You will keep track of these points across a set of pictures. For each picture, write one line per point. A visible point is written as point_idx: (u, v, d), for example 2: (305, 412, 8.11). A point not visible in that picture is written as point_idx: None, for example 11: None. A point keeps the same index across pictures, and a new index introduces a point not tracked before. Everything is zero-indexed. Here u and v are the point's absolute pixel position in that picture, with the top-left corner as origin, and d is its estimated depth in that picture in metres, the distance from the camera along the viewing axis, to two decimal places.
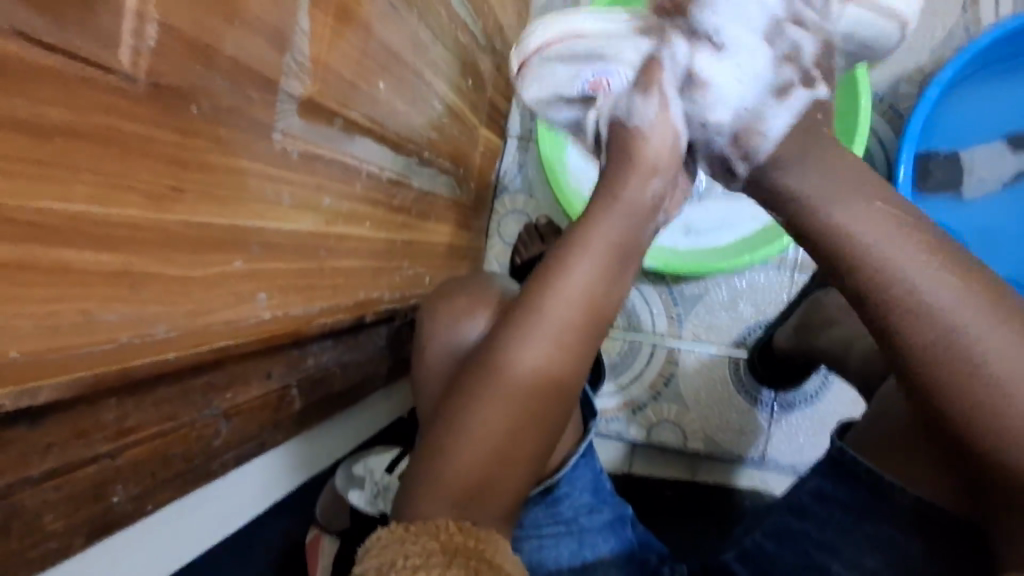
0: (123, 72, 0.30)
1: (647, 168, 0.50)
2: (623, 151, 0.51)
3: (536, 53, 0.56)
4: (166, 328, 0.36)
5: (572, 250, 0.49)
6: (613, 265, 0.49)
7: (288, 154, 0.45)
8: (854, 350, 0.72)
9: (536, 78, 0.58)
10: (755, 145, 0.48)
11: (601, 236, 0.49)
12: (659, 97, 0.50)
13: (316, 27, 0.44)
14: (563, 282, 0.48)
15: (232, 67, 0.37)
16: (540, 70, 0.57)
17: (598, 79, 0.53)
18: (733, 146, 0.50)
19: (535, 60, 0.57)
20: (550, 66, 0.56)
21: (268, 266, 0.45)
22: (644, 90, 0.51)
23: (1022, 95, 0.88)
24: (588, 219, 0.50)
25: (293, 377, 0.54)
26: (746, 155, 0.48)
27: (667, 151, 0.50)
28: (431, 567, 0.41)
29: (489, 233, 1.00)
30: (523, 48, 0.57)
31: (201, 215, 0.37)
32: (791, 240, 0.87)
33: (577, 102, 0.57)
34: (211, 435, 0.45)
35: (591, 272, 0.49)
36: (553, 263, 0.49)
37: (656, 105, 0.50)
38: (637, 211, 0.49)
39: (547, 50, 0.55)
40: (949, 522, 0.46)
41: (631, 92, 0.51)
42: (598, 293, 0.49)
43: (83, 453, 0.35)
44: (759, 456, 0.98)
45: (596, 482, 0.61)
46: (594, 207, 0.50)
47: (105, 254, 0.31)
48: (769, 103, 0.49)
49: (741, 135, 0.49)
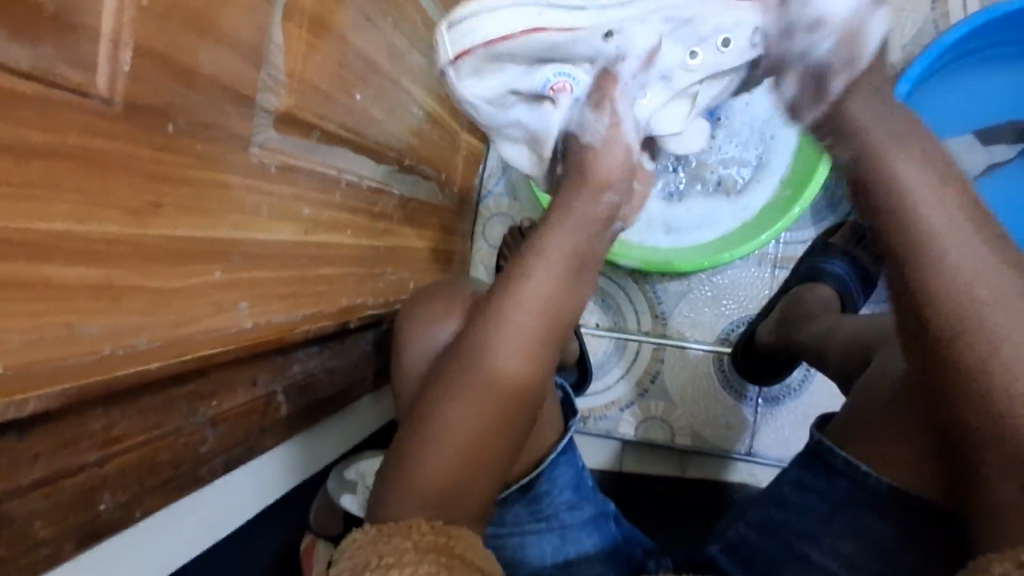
0: (100, 95, 0.31)
1: (601, 182, 0.53)
2: (580, 164, 0.54)
3: (487, 47, 0.52)
4: (148, 339, 0.37)
5: (533, 257, 0.51)
6: (570, 274, 0.52)
7: (267, 167, 0.46)
8: (833, 343, 0.74)
9: (481, 69, 0.55)
10: (857, 53, 0.42)
11: (558, 245, 0.52)
12: (610, 114, 0.54)
13: (289, 41, 0.45)
14: (525, 289, 0.51)
15: (208, 85, 0.39)
16: (485, 65, 0.54)
17: (560, 83, 0.55)
18: (818, 70, 0.44)
19: (479, 53, 0.53)
20: (498, 62, 0.54)
21: (248, 275, 0.46)
22: (597, 106, 0.55)
23: (980, 92, 0.91)
24: (545, 229, 0.53)
25: (279, 383, 0.55)
26: (848, 61, 0.43)
27: (620, 165, 0.54)
28: (404, 564, 0.41)
29: (473, 237, 1.01)
30: (474, 39, 0.52)
31: (181, 228, 0.39)
32: (769, 236, 0.89)
33: (529, 98, 0.57)
34: (198, 441, 0.46)
35: (550, 280, 0.51)
36: (515, 272, 0.51)
37: (607, 121, 0.55)
38: (590, 224, 0.53)
39: (501, 46, 0.52)
40: (917, 504, 0.49)
41: (584, 108, 0.55)
42: (558, 300, 0.51)
43: (71, 461, 0.36)
44: (745, 450, 0.99)
45: (578, 478, 0.63)
46: (551, 219, 0.53)
47: (87, 268, 0.32)
48: (871, 11, 0.43)
49: (842, 42, 0.43)
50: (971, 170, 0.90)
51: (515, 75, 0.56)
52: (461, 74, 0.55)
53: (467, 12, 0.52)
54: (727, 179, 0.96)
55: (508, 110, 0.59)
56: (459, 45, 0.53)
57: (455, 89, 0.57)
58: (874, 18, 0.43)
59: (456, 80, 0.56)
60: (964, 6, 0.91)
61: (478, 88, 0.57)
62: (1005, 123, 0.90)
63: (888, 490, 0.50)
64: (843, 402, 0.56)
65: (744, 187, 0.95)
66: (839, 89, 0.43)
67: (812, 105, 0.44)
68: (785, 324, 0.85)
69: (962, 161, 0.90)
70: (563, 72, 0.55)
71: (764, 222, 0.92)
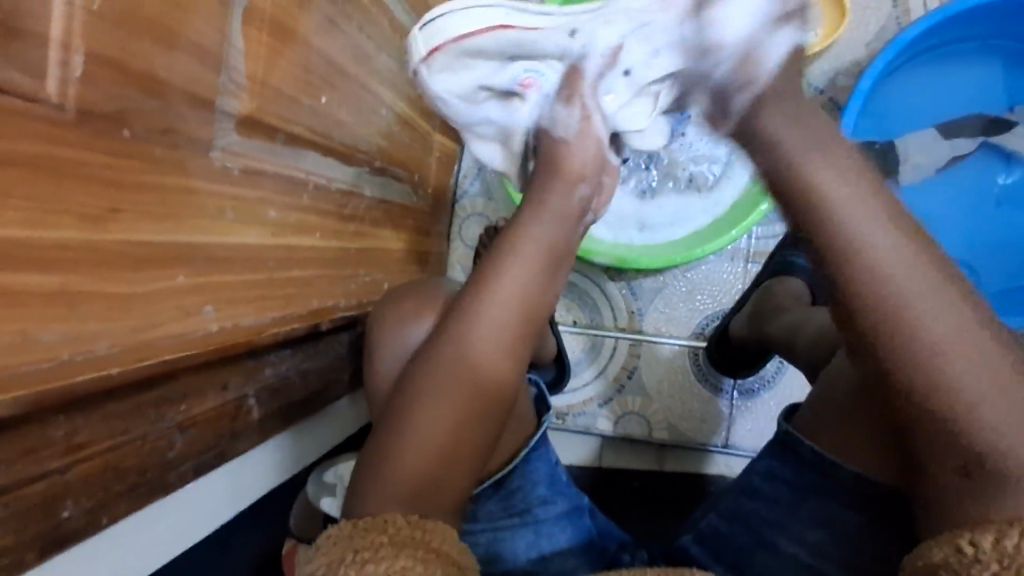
0: (50, 100, 0.31)
1: (575, 175, 0.57)
2: (552, 155, 0.58)
3: (457, 41, 0.55)
4: (107, 344, 0.37)
5: (506, 255, 0.53)
6: (543, 271, 0.54)
7: (229, 170, 0.46)
8: (802, 337, 0.75)
9: (452, 64, 0.57)
10: (754, 74, 0.45)
11: (532, 243, 0.54)
12: (580, 108, 0.57)
13: (250, 45, 0.45)
14: (501, 284, 0.52)
15: (164, 90, 0.39)
16: (457, 61, 0.57)
17: (529, 79, 0.58)
18: (721, 93, 0.47)
19: (450, 48, 0.56)
20: (466, 57, 0.57)
21: (212, 279, 0.46)
22: (566, 102, 0.57)
23: (942, 87, 0.93)
24: (520, 226, 0.55)
25: (250, 387, 0.55)
26: (745, 85, 0.45)
27: (591, 158, 0.58)
28: (379, 559, 0.41)
29: (450, 238, 1.02)
30: (438, 34, 0.55)
31: (140, 233, 0.39)
32: (740, 232, 0.90)
33: (500, 94, 0.60)
34: (165, 446, 0.46)
35: (524, 276, 0.53)
36: (491, 268, 0.53)
37: (578, 115, 0.58)
38: (562, 220, 0.56)
39: (465, 42, 0.55)
40: (881, 488, 0.49)
41: (554, 103, 0.58)
42: (532, 295, 0.53)
43: (32, 469, 0.36)
44: (723, 443, 1.00)
45: (552, 473, 0.64)
46: (527, 215, 0.55)
47: (41, 275, 0.32)
48: (770, 34, 0.45)
49: (740, 66, 0.46)
50: (934, 165, 0.93)
51: (487, 72, 0.58)
52: (432, 70, 0.58)
53: (437, 14, 0.56)
54: (699, 176, 0.97)
55: (479, 106, 0.62)
56: (430, 40, 0.56)
57: (427, 84, 0.60)
58: (778, 39, 0.45)
59: (428, 75, 0.59)
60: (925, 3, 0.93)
61: (450, 82, 0.59)
62: (966, 117, 0.92)
63: (852, 475, 0.51)
64: (810, 392, 0.56)
65: (715, 183, 0.96)
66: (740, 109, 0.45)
67: (720, 121, 0.47)
68: (757, 316, 0.86)
69: (925, 155, 0.92)
70: (531, 69, 0.58)
71: (736, 218, 0.93)
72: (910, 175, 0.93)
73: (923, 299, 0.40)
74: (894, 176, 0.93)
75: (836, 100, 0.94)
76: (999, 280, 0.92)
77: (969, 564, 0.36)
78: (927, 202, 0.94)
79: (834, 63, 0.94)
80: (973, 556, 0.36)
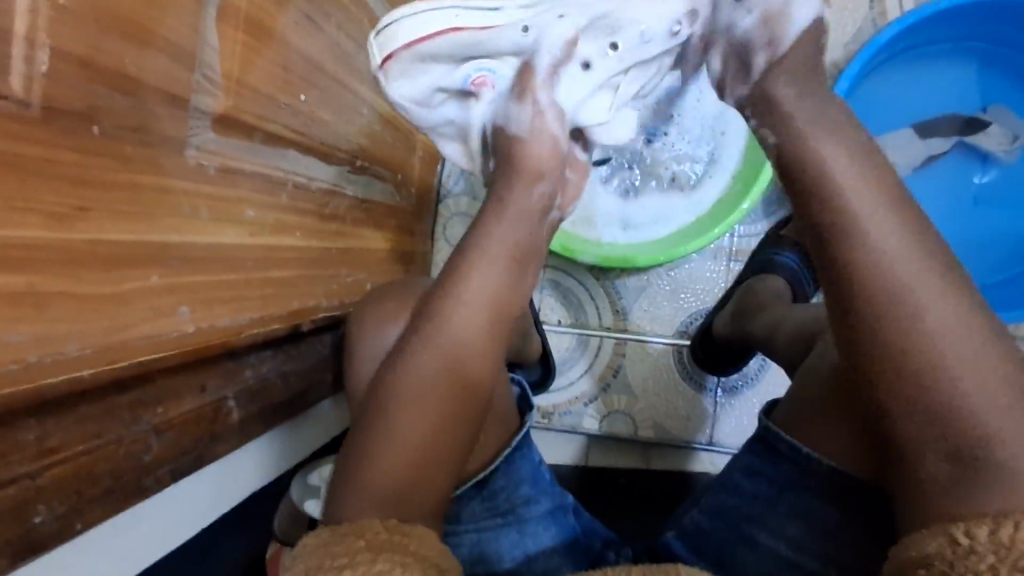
0: (15, 96, 0.30)
1: (535, 173, 0.56)
2: (510, 155, 0.56)
3: (408, 48, 0.52)
4: (78, 346, 0.36)
5: (474, 254, 0.53)
6: (513, 269, 0.54)
7: (205, 169, 0.46)
8: (780, 334, 0.76)
9: (407, 70, 0.55)
10: (782, 34, 0.48)
11: (499, 241, 0.54)
12: (532, 106, 0.55)
13: (226, 42, 0.45)
14: (472, 282, 0.52)
15: (135, 87, 0.38)
16: (410, 65, 0.55)
17: (480, 78, 0.56)
18: (742, 46, 0.50)
19: (403, 54, 0.54)
20: (421, 63, 0.55)
21: (188, 279, 0.45)
22: (519, 99, 0.55)
23: (917, 89, 0.95)
24: (485, 223, 0.54)
25: (229, 389, 0.54)
26: (772, 41, 0.48)
27: (549, 150, 0.56)
28: (357, 565, 0.41)
29: (434, 237, 1.01)
30: (387, 44, 0.53)
31: (111, 233, 0.38)
32: (721, 231, 0.91)
33: (456, 95, 0.58)
34: (141, 451, 0.45)
35: (493, 275, 0.53)
36: (458, 266, 0.53)
37: (530, 113, 0.55)
38: (528, 219, 0.55)
39: (421, 45, 0.52)
40: (854, 485, 0.51)
41: (507, 101, 0.56)
42: (503, 294, 0.53)
43: (1, 474, 0.35)
44: (707, 440, 1.01)
45: (536, 473, 0.64)
46: (490, 214, 0.55)
47: (8, 275, 0.32)
48: None
49: (771, 22, 0.48)
50: (909, 164, 0.94)
51: (438, 74, 0.56)
52: (388, 77, 0.56)
53: (390, 17, 0.52)
54: (682, 176, 0.97)
55: (435, 109, 0.60)
56: (384, 47, 0.53)
57: (383, 89, 0.57)
58: (805, 0, 0.47)
59: (386, 82, 0.56)
60: (901, 3, 0.94)
61: (406, 88, 0.57)
62: (942, 117, 0.94)
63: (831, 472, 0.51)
64: (789, 387, 0.57)
65: (698, 183, 0.97)
66: (761, 66, 0.49)
67: (741, 82, 0.51)
68: (741, 315, 0.86)
69: (902, 154, 0.93)
70: (483, 67, 0.55)
71: (718, 217, 0.94)
72: None
73: (906, 294, 0.41)
74: None
75: None
76: (976, 278, 0.94)
77: (963, 555, 0.37)
78: (904, 200, 0.96)
79: None
80: (968, 546, 0.37)
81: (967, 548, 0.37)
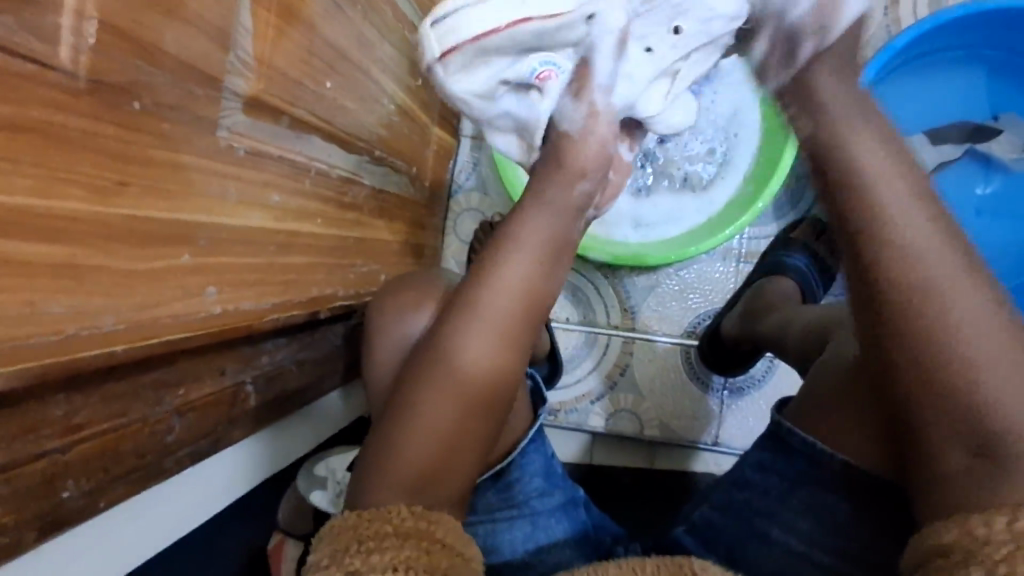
0: (63, 68, 0.30)
1: (577, 170, 0.52)
2: (557, 152, 0.53)
3: (473, 40, 0.50)
4: (112, 321, 0.36)
5: (505, 245, 0.51)
6: (544, 264, 0.52)
7: (234, 151, 0.46)
8: (791, 332, 0.76)
9: (467, 62, 0.53)
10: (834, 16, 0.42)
11: (532, 233, 0.51)
12: (588, 103, 0.52)
13: (258, 25, 0.45)
14: (499, 273, 0.51)
15: (173, 64, 0.38)
16: (471, 60, 0.52)
17: (548, 73, 0.52)
18: (789, 33, 0.44)
19: (467, 48, 0.51)
20: (482, 56, 0.52)
21: (216, 262, 0.45)
22: (576, 96, 0.53)
23: (931, 94, 0.95)
24: (520, 215, 0.52)
25: (247, 374, 0.54)
26: (821, 28, 0.42)
27: (597, 153, 0.53)
28: (385, 549, 0.42)
29: (444, 233, 1.01)
30: (450, 32, 0.51)
31: (146, 209, 0.38)
32: (732, 232, 0.92)
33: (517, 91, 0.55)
34: (163, 431, 0.45)
35: (525, 268, 0.51)
36: (489, 258, 0.51)
37: (585, 111, 0.53)
38: (564, 215, 0.52)
39: (485, 41, 0.50)
40: (871, 480, 0.50)
41: (563, 96, 0.53)
42: (533, 286, 0.51)
43: (32, 449, 0.35)
44: (711, 441, 1.01)
45: (548, 464, 0.64)
46: (528, 205, 0.52)
47: (51, 246, 0.32)
48: None
49: (824, 4, 0.42)
50: (921, 169, 0.95)
51: (503, 67, 0.53)
52: (449, 71, 0.53)
53: (450, 9, 0.51)
54: (693, 176, 0.98)
55: (496, 103, 0.56)
56: (446, 40, 0.51)
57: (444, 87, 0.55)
58: None
59: (445, 76, 0.54)
60: (916, 10, 0.94)
61: (466, 82, 0.54)
62: (954, 124, 0.95)
63: (849, 469, 0.51)
64: (801, 386, 0.57)
65: (709, 183, 0.97)
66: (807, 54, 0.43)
67: (781, 69, 0.44)
68: (750, 314, 0.86)
69: (913, 160, 0.94)
70: (550, 61, 0.52)
71: (728, 219, 0.94)
72: None
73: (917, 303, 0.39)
74: None
75: None
76: None
77: (982, 544, 0.36)
78: None
79: None
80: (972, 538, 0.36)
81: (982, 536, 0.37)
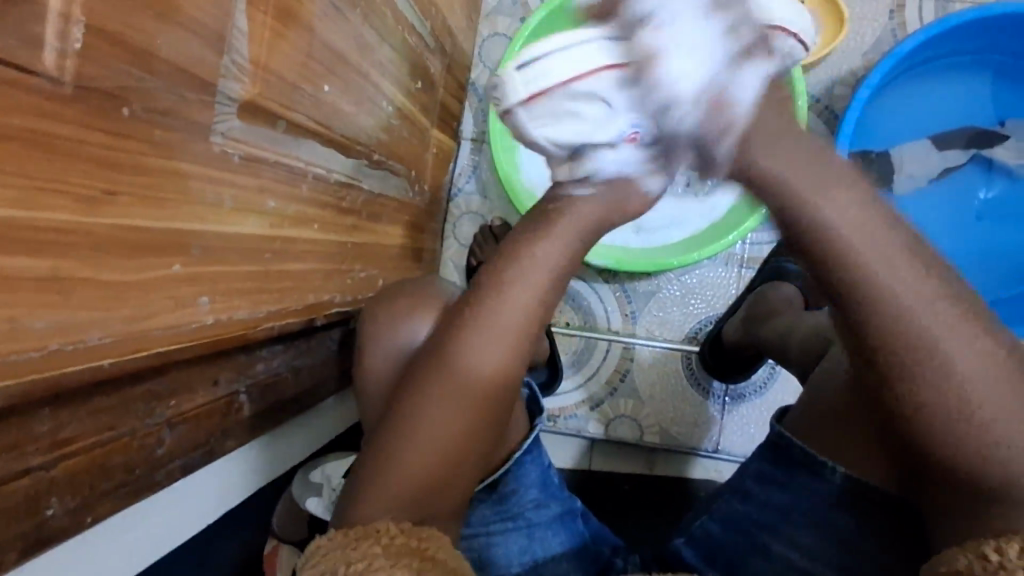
0: (47, 74, 0.29)
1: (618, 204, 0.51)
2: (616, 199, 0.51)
3: (565, 86, 0.47)
4: (100, 334, 0.35)
5: (517, 261, 0.49)
6: (555, 283, 0.50)
7: (229, 156, 0.44)
8: (795, 339, 0.74)
9: (553, 111, 0.48)
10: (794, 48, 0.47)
11: (547, 252, 0.49)
12: (665, 169, 0.52)
13: (254, 28, 0.44)
14: (510, 291, 0.49)
15: (165, 68, 0.37)
16: (562, 107, 0.48)
17: (635, 134, 0.49)
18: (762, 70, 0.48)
19: (555, 92, 0.47)
20: (571, 103, 0.48)
21: (209, 269, 0.44)
22: (660, 164, 0.51)
23: (936, 100, 0.94)
24: (530, 230, 0.50)
25: (241, 383, 0.53)
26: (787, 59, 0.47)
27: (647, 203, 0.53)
28: (376, 571, 0.40)
29: (444, 236, 1.00)
30: (545, 76, 0.47)
31: (136, 218, 0.37)
32: (736, 238, 0.90)
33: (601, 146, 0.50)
34: (153, 444, 0.44)
35: (534, 288, 0.49)
36: (497, 276, 0.49)
37: (661, 175, 0.52)
38: (579, 233, 0.50)
39: (585, 82, 0.47)
40: (888, 501, 0.49)
41: (649, 163, 0.51)
42: (540, 306, 0.50)
43: (15, 466, 0.34)
44: (712, 448, 1.00)
45: (544, 476, 0.63)
46: (541, 221, 0.51)
47: (35, 259, 0.31)
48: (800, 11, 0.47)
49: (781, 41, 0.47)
50: (927, 175, 0.94)
51: (593, 121, 0.48)
52: (531, 116, 0.49)
53: (539, 52, 0.47)
54: None
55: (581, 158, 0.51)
56: (535, 82, 0.47)
57: (523, 130, 0.50)
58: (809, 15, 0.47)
59: (525, 120, 0.49)
60: (922, 15, 0.93)
61: (551, 131, 0.49)
62: (956, 129, 0.94)
63: (856, 486, 0.50)
64: (800, 397, 0.56)
65: None
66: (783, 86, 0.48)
67: None
68: (751, 321, 0.85)
69: (919, 165, 0.94)
70: (641, 122, 0.48)
71: (733, 223, 0.92)
72: (904, 184, 0.94)
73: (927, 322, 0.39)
74: (888, 185, 0.94)
75: (832, 108, 0.95)
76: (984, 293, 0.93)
77: None
78: (920, 212, 0.95)
79: (831, 71, 0.94)
80: None
81: (997, 564, 0.37)
